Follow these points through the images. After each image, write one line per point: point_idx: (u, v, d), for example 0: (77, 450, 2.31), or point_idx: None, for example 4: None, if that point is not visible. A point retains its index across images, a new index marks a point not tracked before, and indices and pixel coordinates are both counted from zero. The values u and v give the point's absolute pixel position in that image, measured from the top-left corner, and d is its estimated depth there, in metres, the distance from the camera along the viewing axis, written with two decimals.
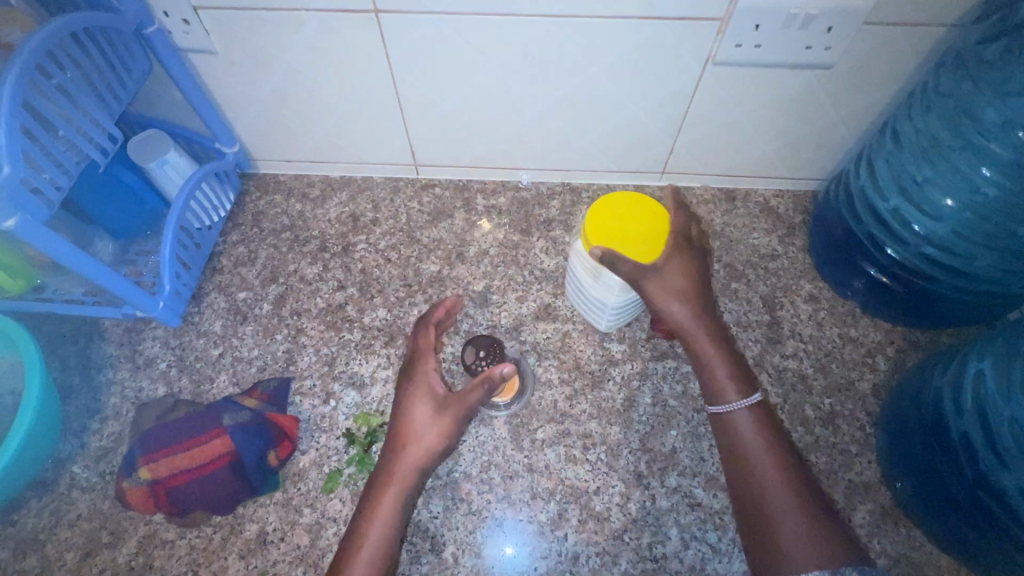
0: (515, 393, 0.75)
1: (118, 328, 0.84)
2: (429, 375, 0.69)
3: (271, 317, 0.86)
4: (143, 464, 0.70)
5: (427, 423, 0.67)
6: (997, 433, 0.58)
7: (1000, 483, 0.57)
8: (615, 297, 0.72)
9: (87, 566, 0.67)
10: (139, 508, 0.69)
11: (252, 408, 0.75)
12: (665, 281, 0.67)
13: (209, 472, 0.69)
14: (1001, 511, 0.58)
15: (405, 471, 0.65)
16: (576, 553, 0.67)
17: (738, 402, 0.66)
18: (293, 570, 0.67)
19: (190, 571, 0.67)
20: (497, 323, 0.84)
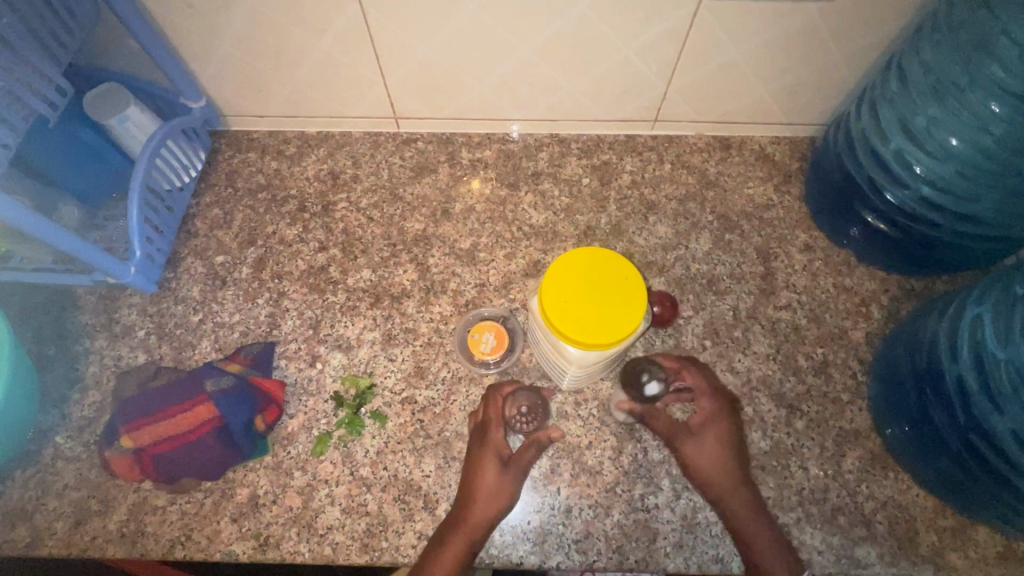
0: (504, 350, 0.74)
1: (91, 295, 0.81)
2: (497, 438, 0.69)
3: (251, 280, 0.83)
4: (125, 433, 0.68)
5: (494, 481, 0.67)
6: (995, 377, 0.57)
7: (993, 427, 0.58)
8: (574, 368, 0.64)
9: (78, 535, 0.67)
10: (126, 477, 0.68)
11: (235, 372, 0.72)
12: (705, 446, 0.68)
13: (196, 438, 0.67)
14: (993, 455, 0.58)
15: (467, 532, 0.65)
16: (569, 506, 0.67)
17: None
18: (286, 532, 0.66)
19: (183, 536, 0.66)
20: (485, 281, 0.82)
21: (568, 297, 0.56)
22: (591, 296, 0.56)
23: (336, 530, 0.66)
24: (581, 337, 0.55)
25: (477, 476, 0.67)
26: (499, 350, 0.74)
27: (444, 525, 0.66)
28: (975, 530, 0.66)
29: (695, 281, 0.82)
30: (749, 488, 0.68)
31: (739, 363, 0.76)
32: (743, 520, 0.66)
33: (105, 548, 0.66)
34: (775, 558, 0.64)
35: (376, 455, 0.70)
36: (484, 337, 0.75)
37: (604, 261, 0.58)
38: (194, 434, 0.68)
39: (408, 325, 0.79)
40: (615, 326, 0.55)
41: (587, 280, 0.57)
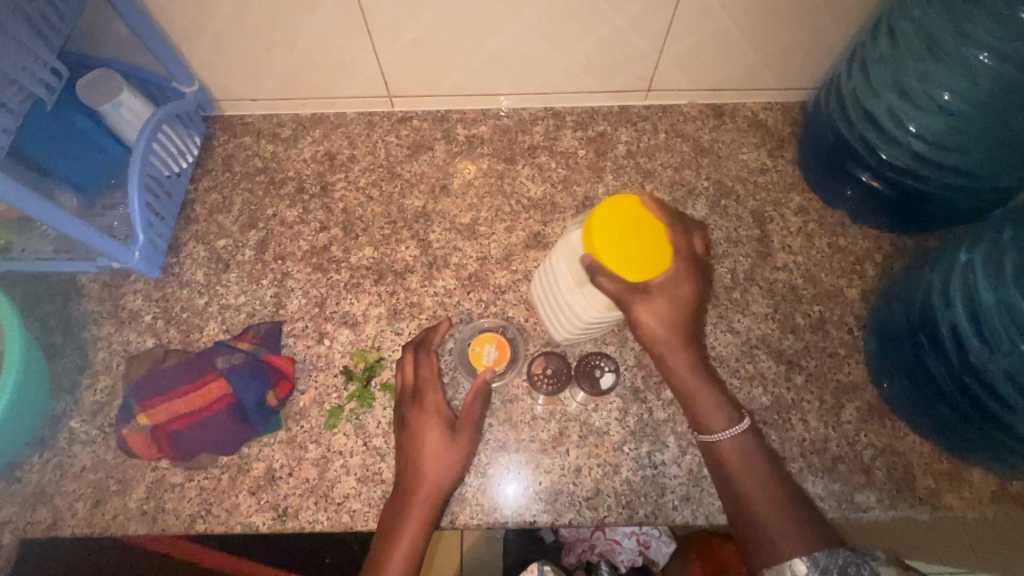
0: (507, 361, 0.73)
1: (95, 282, 0.81)
2: (435, 400, 0.67)
3: (254, 262, 0.83)
4: (140, 411, 0.69)
5: (439, 447, 0.64)
6: (987, 321, 0.60)
7: (989, 371, 0.60)
8: (586, 313, 0.63)
9: (99, 514, 0.67)
10: (143, 455, 0.68)
11: (246, 350, 0.73)
12: (655, 303, 0.58)
13: (209, 415, 0.68)
14: (983, 392, 0.61)
15: (423, 500, 0.62)
16: (579, 465, 0.69)
17: (727, 429, 0.61)
18: (304, 502, 0.68)
19: (202, 510, 0.67)
20: (487, 254, 0.83)
21: (624, 231, 0.55)
22: (644, 242, 0.55)
23: (352, 498, 0.68)
24: (623, 271, 0.55)
25: (418, 441, 0.64)
26: (502, 360, 0.73)
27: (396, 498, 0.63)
28: (969, 473, 0.68)
29: None
30: (690, 347, 0.63)
31: (739, 324, 0.77)
32: (689, 381, 0.63)
33: (126, 525, 0.67)
34: (718, 416, 0.62)
35: (388, 425, 0.71)
36: (485, 351, 0.72)
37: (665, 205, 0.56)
38: (208, 411, 0.68)
39: (412, 300, 0.80)
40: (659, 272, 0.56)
41: (641, 226, 0.55)
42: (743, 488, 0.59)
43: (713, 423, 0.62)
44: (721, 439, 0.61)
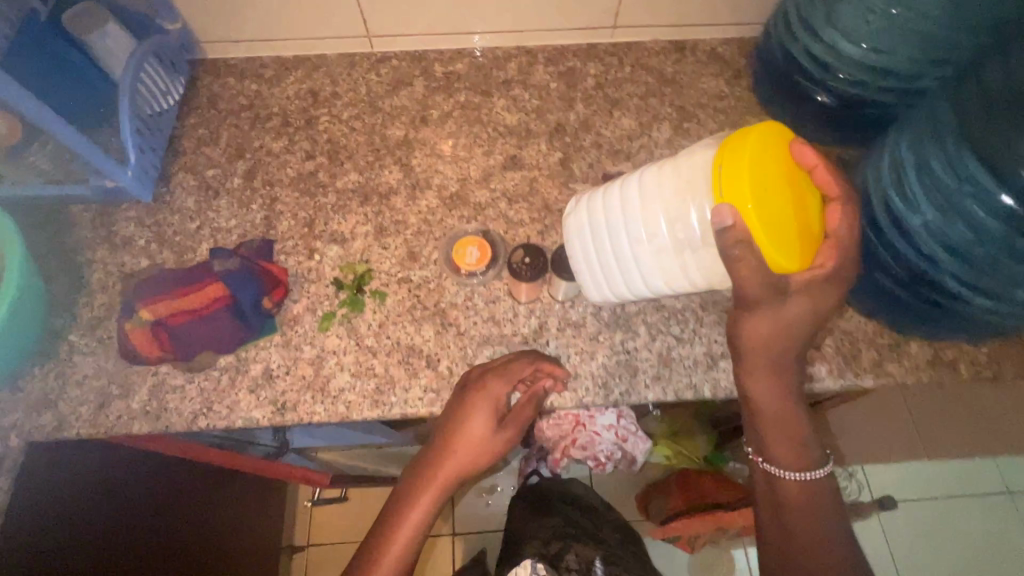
0: (490, 261, 0.77)
1: (87, 211, 0.84)
2: (495, 391, 0.69)
3: (243, 189, 0.87)
4: (142, 307, 0.72)
5: (476, 440, 0.69)
6: (908, 181, 0.66)
7: (911, 226, 0.66)
8: (664, 282, 0.65)
9: (103, 415, 0.71)
10: (145, 356, 0.71)
11: (242, 256, 0.76)
12: (771, 315, 0.62)
13: (207, 313, 0.71)
14: (908, 251, 0.67)
15: (442, 480, 0.70)
16: (558, 354, 0.74)
17: (798, 467, 0.66)
18: (302, 396, 0.72)
19: (204, 408, 0.71)
20: (467, 176, 0.88)
21: (774, 205, 0.56)
22: (791, 223, 0.57)
23: (347, 390, 0.72)
24: (763, 240, 0.55)
25: (463, 425, 0.69)
26: (480, 261, 0.76)
27: (421, 472, 0.70)
28: (908, 345, 0.75)
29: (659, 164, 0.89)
30: (786, 380, 0.66)
31: None
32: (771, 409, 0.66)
33: (131, 424, 0.70)
34: (790, 449, 0.66)
35: (378, 326, 0.76)
36: (467, 250, 0.77)
37: (816, 172, 0.60)
38: (206, 310, 0.72)
39: (398, 218, 0.84)
40: (795, 252, 0.58)
41: (792, 207, 0.58)
42: (787, 509, 0.65)
43: (785, 454, 0.66)
44: (784, 472, 0.66)
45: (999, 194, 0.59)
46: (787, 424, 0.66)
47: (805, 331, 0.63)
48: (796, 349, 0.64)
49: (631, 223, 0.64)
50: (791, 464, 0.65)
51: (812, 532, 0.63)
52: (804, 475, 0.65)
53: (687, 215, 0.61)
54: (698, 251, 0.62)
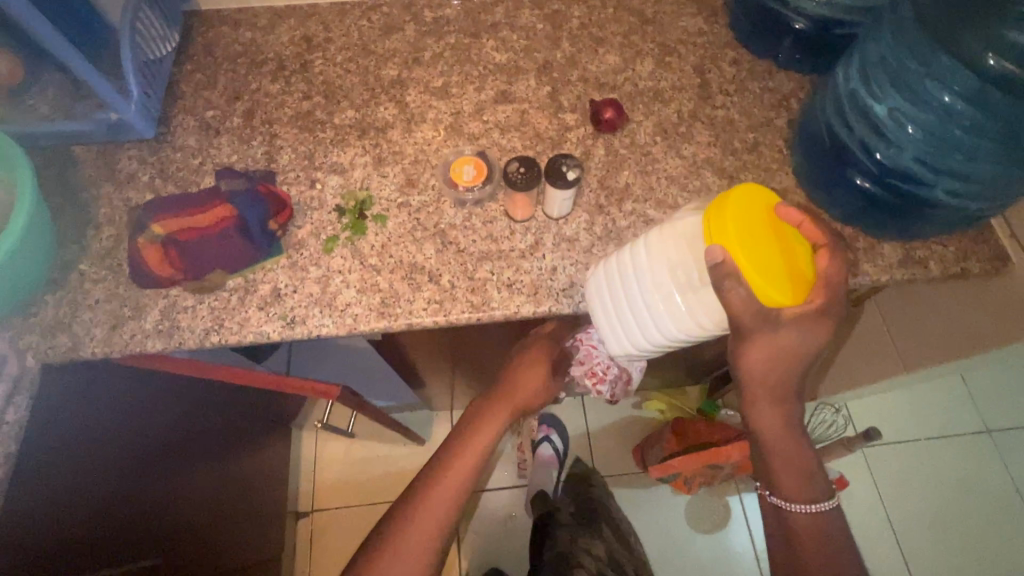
0: (484, 176, 0.80)
1: (90, 152, 0.86)
2: (554, 336, 0.93)
3: (243, 128, 0.89)
4: (156, 223, 0.76)
5: (534, 376, 0.91)
6: (871, 72, 0.75)
7: (876, 111, 0.75)
8: (680, 326, 0.68)
9: (117, 335, 0.73)
10: (159, 273, 0.74)
11: (248, 179, 0.79)
12: (772, 340, 0.67)
13: (215, 231, 0.74)
14: (872, 135, 0.75)
15: (508, 406, 0.89)
16: (554, 266, 0.78)
17: (804, 499, 0.76)
18: (311, 311, 0.75)
19: (215, 325, 0.74)
20: (460, 110, 0.91)
21: (764, 248, 0.63)
22: (782, 267, 0.63)
23: (354, 305, 0.75)
24: (755, 276, 0.61)
25: (526, 369, 0.91)
26: (473, 180, 0.80)
27: (488, 404, 0.90)
28: (881, 247, 0.81)
29: (642, 94, 0.94)
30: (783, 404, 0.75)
31: (686, 150, 0.88)
32: (773, 439, 0.76)
33: (144, 342, 0.73)
34: (793, 472, 0.76)
35: (381, 247, 0.79)
36: (464, 169, 0.80)
37: (803, 228, 0.66)
38: (214, 227, 0.75)
39: (395, 149, 0.87)
40: (789, 288, 0.63)
41: (784, 253, 0.64)
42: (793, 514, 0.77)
43: (792, 489, 0.77)
44: (793, 508, 0.77)
45: (965, 83, 0.68)
46: (795, 459, 0.76)
47: (797, 359, 0.70)
48: (789, 375, 0.72)
49: (642, 282, 0.69)
50: (797, 496, 0.76)
51: (820, 549, 0.74)
52: (812, 505, 0.76)
53: (690, 266, 0.66)
54: (700, 291, 0.66)
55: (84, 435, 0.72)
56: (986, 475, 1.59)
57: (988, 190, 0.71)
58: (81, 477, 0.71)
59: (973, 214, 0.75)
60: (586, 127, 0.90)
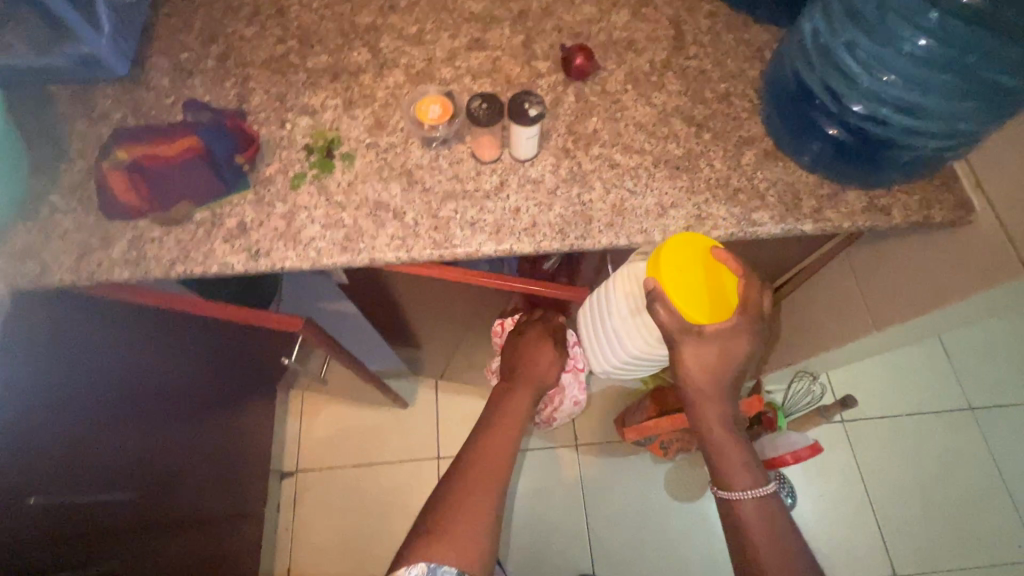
0: (449, 114, 0.80)
1: (65, 91, 0.87)
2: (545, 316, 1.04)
3: (216, 70, 0.90)
4: (124, 151, 0.78)
5: (542, 352, 1.00)
6: (835, 11, 0.75)
7: (840, 52, 0.76)
8: (636, 345, 0.81)
9: (85, 263, 0.74)
10: (123, 200, 0.75)
11: (217, 113, 0.81)
12: (698, 346, 0.75)
13: (180, 160, 0.76)
14: (837, 78, 0.76)
15: (528, 383, 0.98)
16: (518, 206, 0.79)
17: (748, 490, 0.82)
18: (275, 243, 0.76)
19: (181, 255, 0.75)
20: (433, 56, 0.92)
21: (686, 280, 0.72)
22: (703, 296, 0.73)
23: (317, 239, 0.76)
24: (676, 302, 0.72)
25: (531, 348, 1.00)
26: (438, 117, 0.80)
27: (510, 382, 0.98)
28: (846, 194, 0.81)
29: (616, 45, 0.93)
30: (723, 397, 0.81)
31: (656, 99, 0.88)
32: (716, 437, 0.83)
33: (112, 270, 0.74)
34: (737, 469, 0.83)
35: (347, 184, 0.80)
36: (428, 108, 0.80)
37: (731, 264, 0.73)
38: (180, 157, 0.76)
39: (366, 93, 0.88)
40: (706, 315, 0.72)
41: (708, 284, 0.73)
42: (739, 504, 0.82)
43: (738, 483, 0.82)
44: (741, 500, 0.82)
45: (930, 22, 0.70)
46: (735, 454, 0.83)
47: (732, 358, 0.77)
48: (727, 369, 0.77)
49: (603, 311, 0.83)
50: (742, 489, 0.82)
51: (769, 540, 0.78)
52: (757, 493, 0.81)
53: (637, 296, 0.79)
54: (644, 315, 0.79)
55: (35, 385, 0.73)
56: (964, 445, 1.66)
57: (953, 128, 0.72)
58: (22, 438, 0.72)
59: (923, 156, 0.77)
60: (557, 74, 0.90)
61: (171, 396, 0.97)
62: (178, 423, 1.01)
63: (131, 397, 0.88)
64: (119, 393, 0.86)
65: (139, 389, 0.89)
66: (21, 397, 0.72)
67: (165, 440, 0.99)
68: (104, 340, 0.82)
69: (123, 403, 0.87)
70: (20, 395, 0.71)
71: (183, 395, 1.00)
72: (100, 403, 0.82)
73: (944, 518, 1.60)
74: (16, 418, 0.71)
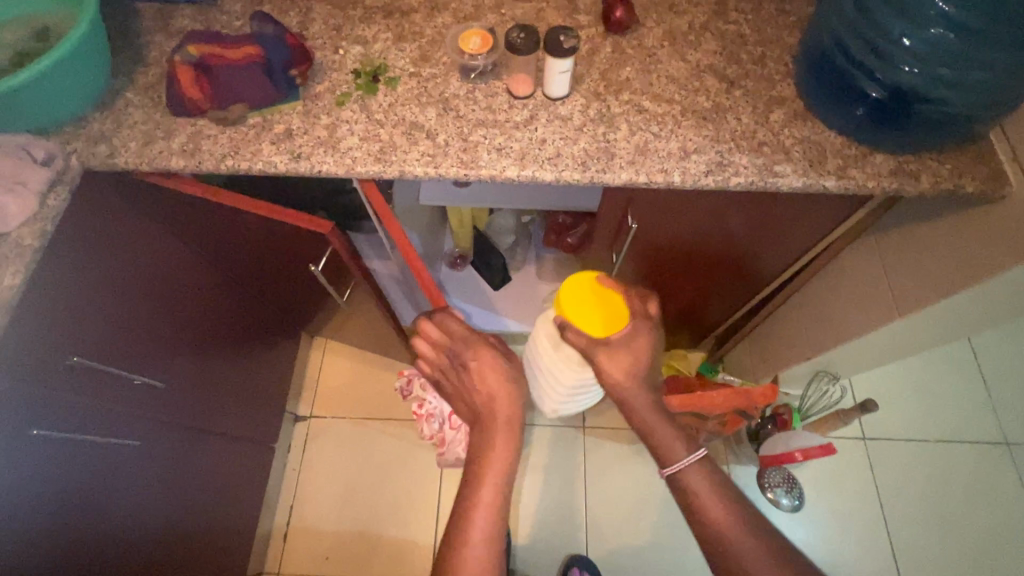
0: (489, 45, 0.84)
1: (150, 8, 0.96)
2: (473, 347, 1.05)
3: (283, 0, 0.97)
4: (190, 46, 0.84)
5: None
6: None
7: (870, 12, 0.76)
8: (563, 372, 0.94)
9: (148, 150, 0.82)
10: (184, 93, 0.82)
11: (278, 25, 0.86)
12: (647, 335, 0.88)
13: (239, 64, 0.82)
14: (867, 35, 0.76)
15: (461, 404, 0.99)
16: (544, 139, 0.83)
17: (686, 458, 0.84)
18: (316, 149, 0.82)
19: (232, 152, 0.82)
20: (481, 4, 0.97)
21: (580, 307, 0.85)
22: (602, 316, 0.85)
23: (355, 149, 0.82)
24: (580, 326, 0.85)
25: None
26: (479, 49, 0.84)
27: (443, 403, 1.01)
28: (873, 157, 0.81)
29: (658, 6, 0.96)
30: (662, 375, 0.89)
31: (691, 56, 0.91)
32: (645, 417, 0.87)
33: (170, 159, 0.82)
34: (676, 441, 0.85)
35: (388, 105, 0.86)
36: (470, 40, 0.84)
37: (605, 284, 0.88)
38: (238, 61, 0.82)
39: (415, 30, 0.94)
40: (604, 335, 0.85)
41: (602, 306, 0.86)
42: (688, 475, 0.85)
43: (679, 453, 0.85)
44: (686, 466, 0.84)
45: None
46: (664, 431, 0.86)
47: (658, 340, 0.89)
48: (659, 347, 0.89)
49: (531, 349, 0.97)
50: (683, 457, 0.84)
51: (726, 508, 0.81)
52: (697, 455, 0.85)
53: (551, 333, 0.91)
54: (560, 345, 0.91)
55: (78, 256, 0.83)
56: (996, 479, 1.57)
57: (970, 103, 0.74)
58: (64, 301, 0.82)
59: (953, 114, 0.76)
60: (597, 27, 0.93)
61: (192, 302, 1.06)
62: (200, 332, 1.11)
63: (155, 291, 0.98)
64: (149, 284, 0.96)
65: (166, 287, 1.00)
66: (67, 263, 0.81)
67: (186, 343, 1.07)
68: (135, 232, 0.91)
69: (151, 296, 0.97)
70: (66, 262, 0.81)
71: (206, 307, 1.10)
72: (129, 289, 0.92)
73: (967, 553, 1.49)
74: (61, 280, 0.81)
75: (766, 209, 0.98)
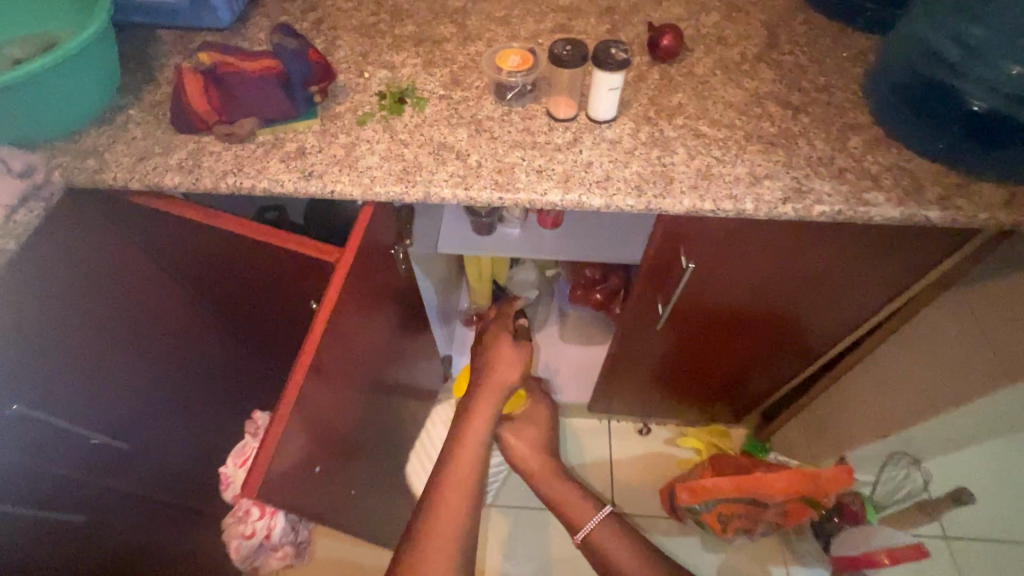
0: (529, 64, 0.77)
1: (171, 34, 0.91)
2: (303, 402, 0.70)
3: (309, 29, 0.92)
4: (206, 54, 0.77)
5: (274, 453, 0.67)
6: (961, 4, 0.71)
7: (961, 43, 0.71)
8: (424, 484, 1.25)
9: (142, 166, 0.73)
10: (191, 108, 0.75)
11: (303, 39, 0.79)
12: None
13: (255, 78, 0.74)
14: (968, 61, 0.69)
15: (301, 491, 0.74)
16: (590, 161, 0.72)
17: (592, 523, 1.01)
18: (330, 168, 0.72)
19: (234, 169, 0.72)
20: (517, 36, 0.92)
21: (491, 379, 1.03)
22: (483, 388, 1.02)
23: (375, 168, 0.72)
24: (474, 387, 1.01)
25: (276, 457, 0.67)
26: (519, 67, 0.77)
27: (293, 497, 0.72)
28: (979, 187, 0.69)
29: (705, 39, 0.90)
30: None
31: (748, 84, 0.83)
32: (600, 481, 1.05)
33: (164, 175, 0.72)
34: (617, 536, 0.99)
35: (414, 126, 0.77)
36: (508, 58, 0.78)
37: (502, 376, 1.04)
38: (255, 75, 0.75)
39: (447, 57, 0.88)
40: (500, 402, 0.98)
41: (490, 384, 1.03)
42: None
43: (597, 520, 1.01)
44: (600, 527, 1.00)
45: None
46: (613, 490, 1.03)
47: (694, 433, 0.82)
48: None
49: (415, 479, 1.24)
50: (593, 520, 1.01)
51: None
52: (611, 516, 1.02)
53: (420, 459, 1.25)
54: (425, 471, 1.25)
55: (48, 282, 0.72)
56: None
57: None
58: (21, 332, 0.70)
59: None
60: (642, 57, 0.86)
61: (175, 343, 0.94)
62: (181, 380, 0.97)
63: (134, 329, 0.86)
64: (129, 320, 0.85)
65: (141, 328, 0.87)
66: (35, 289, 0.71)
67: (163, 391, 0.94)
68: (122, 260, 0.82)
69: (124, 334, 0.84)
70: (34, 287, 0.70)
71: (188, 353, 0.97)
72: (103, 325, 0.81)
73: None
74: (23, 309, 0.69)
75: (854, 242, 0.82)
